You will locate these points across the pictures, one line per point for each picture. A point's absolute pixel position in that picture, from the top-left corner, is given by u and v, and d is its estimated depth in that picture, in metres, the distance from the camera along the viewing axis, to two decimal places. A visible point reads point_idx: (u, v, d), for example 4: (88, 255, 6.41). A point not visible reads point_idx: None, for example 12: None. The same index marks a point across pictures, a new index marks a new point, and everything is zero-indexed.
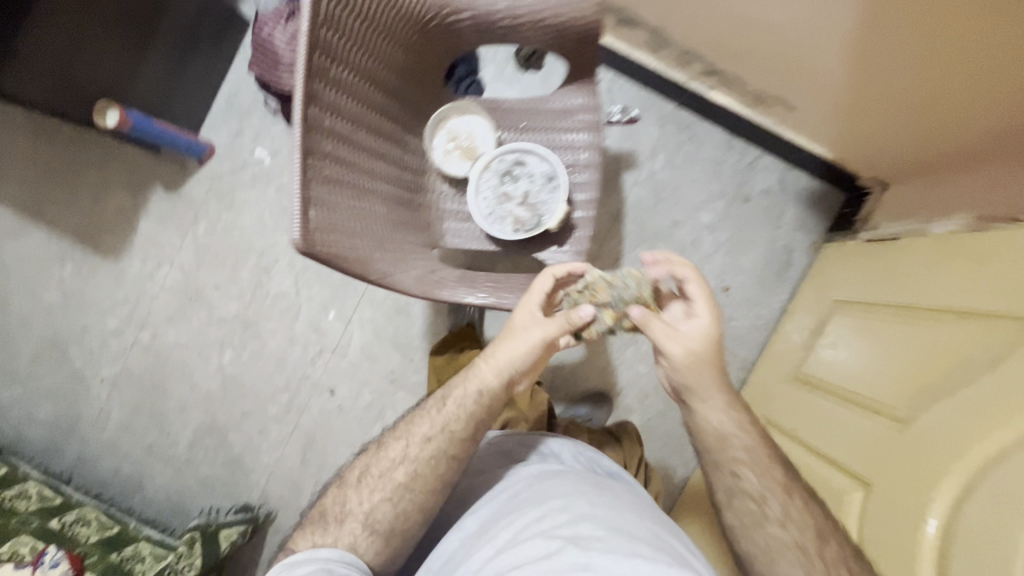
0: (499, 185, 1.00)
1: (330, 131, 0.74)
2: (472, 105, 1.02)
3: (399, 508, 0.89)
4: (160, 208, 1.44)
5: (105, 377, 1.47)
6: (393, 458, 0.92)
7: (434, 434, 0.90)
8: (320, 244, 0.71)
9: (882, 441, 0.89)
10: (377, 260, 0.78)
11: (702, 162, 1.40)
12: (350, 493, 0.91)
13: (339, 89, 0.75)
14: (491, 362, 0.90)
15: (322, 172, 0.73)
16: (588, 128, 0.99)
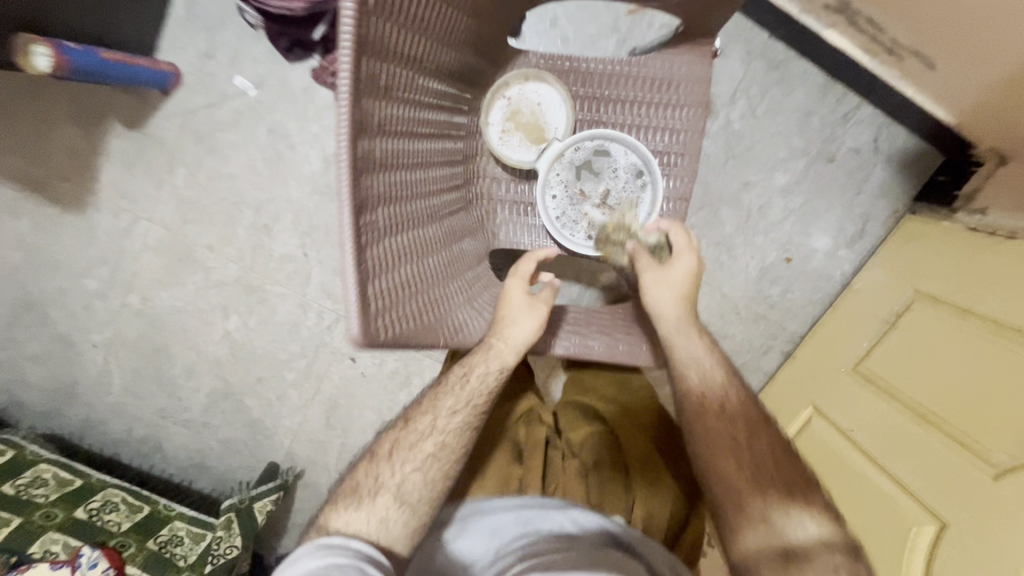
0: (572, 181, 0.81)
1: (379, 167, 0.57)
2: (541, 67, 0.78)
3: (437, 485, 0.71)
4: (124, 150, 1.19)
5: (96, 342, 1.32)
6: (420, 430, 0.72)
7: (463, 408, 0.71)
8: (383, 327, 0.56)
9: (958, 470, 0.87)
10: (443, 312, 0.66)
11: (788, 112, 1.20)
12: (381, 465, 0.72)
13: (386, 102, 0.57)
14: (507, 339, 0.71)
15: (374, 226, 0.57)
16: (690, 104, 0.78)
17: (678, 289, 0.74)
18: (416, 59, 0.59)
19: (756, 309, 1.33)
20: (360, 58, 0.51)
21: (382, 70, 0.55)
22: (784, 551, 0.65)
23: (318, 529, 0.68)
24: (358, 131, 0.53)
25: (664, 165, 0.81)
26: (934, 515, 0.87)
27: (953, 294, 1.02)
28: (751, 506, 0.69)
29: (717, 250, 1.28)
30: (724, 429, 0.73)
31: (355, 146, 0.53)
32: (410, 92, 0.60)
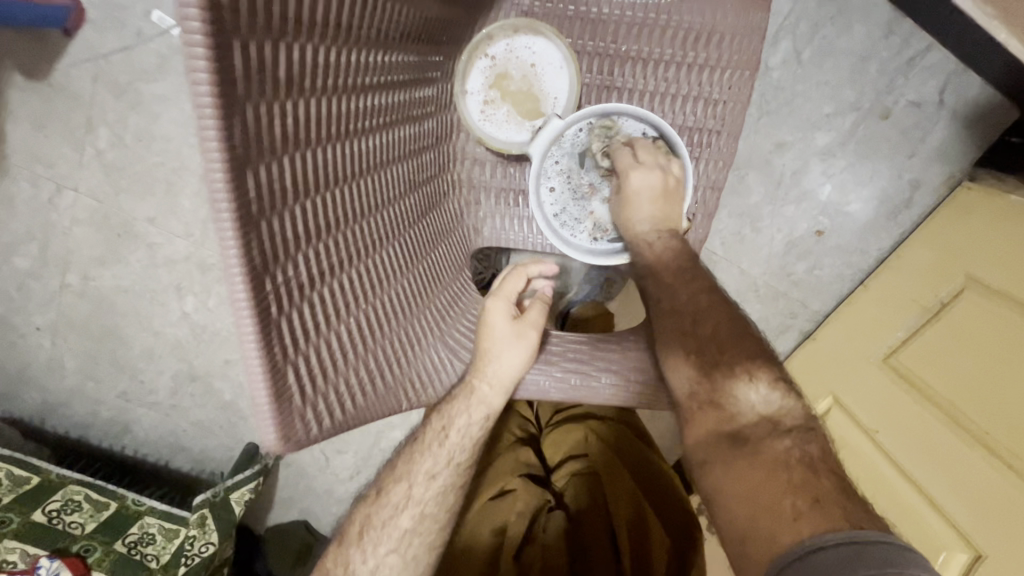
0: (571, 168, 0.63)
1: (293, 200, 0.39)
2: (535, 15, 0.60)
3: (420, 563, 0.58)
4: (28, 105, 1.03)
5: (40, 325, 1.18)
6: (393, 503, 0.58)
7: (443, 470, 0.57)
8: (312, 420, 0.43)
9: (991, 491, 0.76)
10: (400, 362, 0.51)
11: (841, 54, 1.04)
12: (350, 549, 0.58)
13: (291, 102, 0.37)
14: (487, 374, 0.55)
15: (296, 286, 0.41)
16: (738, 63, 0.58)
17: (649, 211, 0.60)
18: (333, 24, 0.38)
19: (778, 286, 1.18)
20: (226, 45, 0.30)
21: (276, 55, 0.34)
22: (733, 434, 0.50)
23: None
24: (247, 162, 0.34)
25: (693, 145, 0.63)
26: (965, 543, 0.77)
27: (1010, 282, 0.84)
28: (700, 390, 0.54)
29: (739, 222, 1.15)
30: (669, 317, 0.57)
31: (244, 187, 0.34)
32: (329, 76, 0.40)
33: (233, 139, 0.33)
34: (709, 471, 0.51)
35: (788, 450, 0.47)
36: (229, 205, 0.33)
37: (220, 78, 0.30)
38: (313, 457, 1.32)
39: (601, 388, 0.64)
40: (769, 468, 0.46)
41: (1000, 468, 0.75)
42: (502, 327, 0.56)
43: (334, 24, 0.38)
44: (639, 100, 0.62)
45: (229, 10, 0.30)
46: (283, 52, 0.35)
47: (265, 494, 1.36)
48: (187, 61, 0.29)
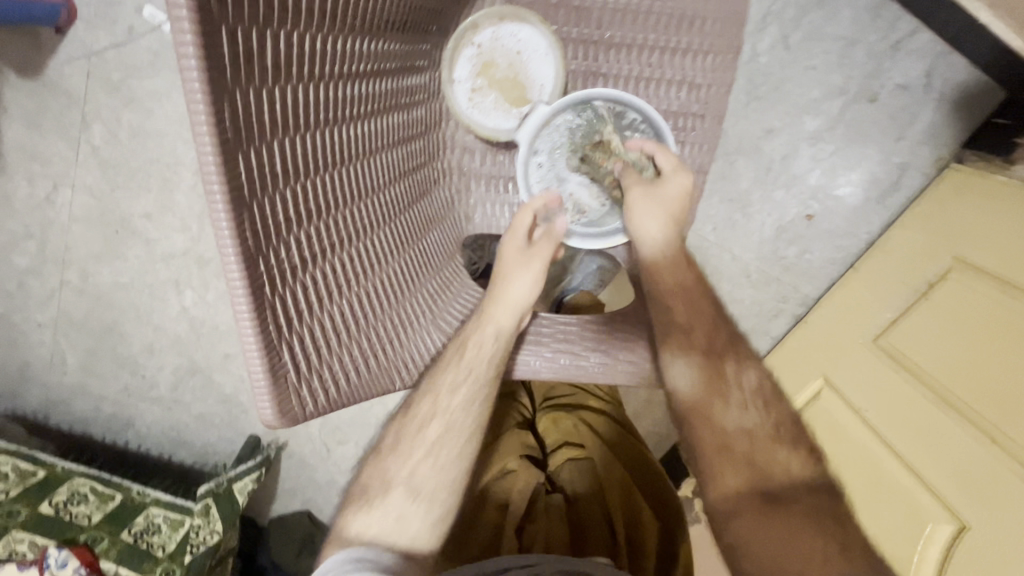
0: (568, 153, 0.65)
1: (285, 185, 0.40)
2: (519, 3, 0.61)
3: (452, 476, 0.56)
4: (24, 106, 1.04)
5: (41, 322, 1.19)
6: (420, 418, 0.57)
7: (466, 380, 0.56)
8: (309, 396, 0.45)
9: (978, 463, 0.77)
10: (395, 345, 0.53)
11: (827, 40, 1.06)
12: (385, 459, 0.57)
13: (280, 90, 0.38)
14: (497, 300, 0.57)
15: (290, 269, 0.42)
16: (718, 48, 0.59)
17: (670, 210, 0.59)
18: (318, 12, 0.39)
19: (769, 271, 1.19)
20: (213, 33, 0.32)
21: (263, 42, 0.36)
22: (766, 492, 0.53)
23: (334, 538, 0.54)
24: (237, 147, 0.35)
25: (678, 128, 0.64)
26: (949, 514, 0.79)
27: (998, 262, 0.85)
28: (734, 446, 0.56)
29: (729, 207, 1.16)
30: (702, 363, 0.60)
31: (236, 172, 0.36)
32: (317, 63, 0.41)
33: (224, 125, 0.34)
34: (737, 526, 0.52)
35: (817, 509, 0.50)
36: (222, 191, 0.35)
37: (209, 65, 0.32)
38: (314, 447, 1.33)
39: (590, 368, 0.66)
40: (799, 520, 0.50)
41: (984, 442, 0.76)
42: (511, 251, 0.58)
43: (320, 13, 0.39)
44: (624, 85, 0.63)
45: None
46: (270, 40, 0.36)
47: (267, 485, 1.37)
48: (177, 50, 0.31)
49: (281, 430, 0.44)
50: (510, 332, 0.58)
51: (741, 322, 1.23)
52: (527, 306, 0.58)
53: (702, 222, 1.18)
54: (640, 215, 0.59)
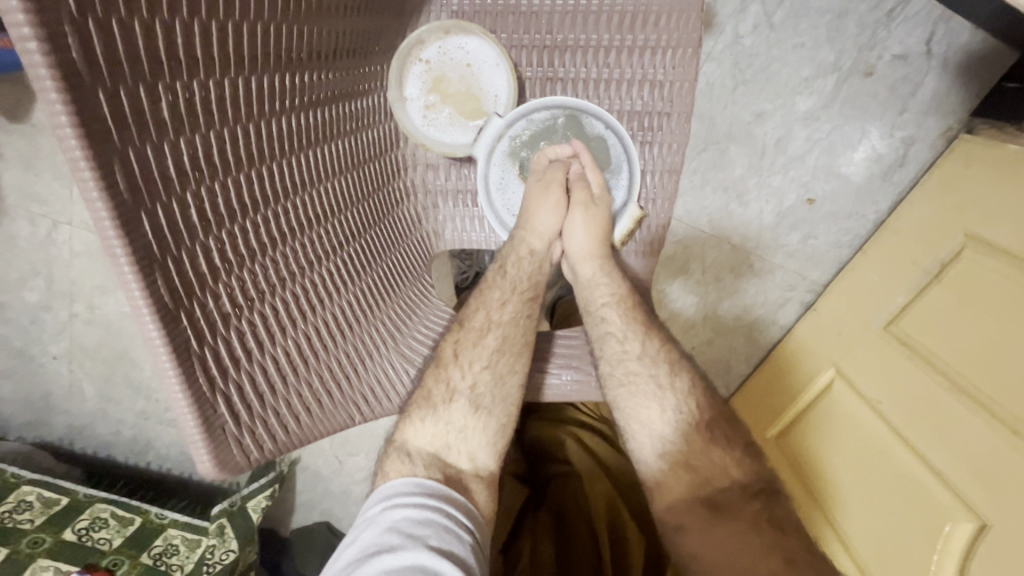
0: (505, 149, 0.63)
1: (206, 235, 0.39)
2: (468, 15, 0.61)
3: (509, 383, 0.57)
4: (19, 148, 1.07)
5: (56, 354, 1.21)
6: (478, 327, 0.58)
7: (512, 297, 0.60)
8: (251, 441, 0.45)
9: (994, 451, 0.68)
10: (342, 374, 0.51)
11: (814, 15, 1.01)
12: (448, 368, 0.56)
13: (187, 141, 0.37)
14: (530, 228, 0.62)
15: (220, 319, 0.41)
16: (676, 45, 0.59)
17: (595, 232, 0.62)
18: (219, 55, 0.37)
19: (772, 259, 1.14)
20: (89, 101, 0.30)
21: (157, 101, 0.34)
22: (714, 506, 0.56)
23: (396, 448, 0.54)
24: (139, 208, 0.34)
25: (644, 128, 0.64)
26: (965, 509, 0.70)
27: (1010, 236, 0.78)
28: (671, 450, 0.58)
29: (724, 197, 1.12)
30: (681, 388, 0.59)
31: (141, 233, 0.34)
32: (229, 106, 0.39)
33: (118, 190, 0.32)
34: (684, 535, 0.55)
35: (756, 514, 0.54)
36: (125, 251, 0.33)
37: (87, 134, 0.30)
38: (327, 460, 1.33)
39: (563, 386, 0.65)
40: (741, 532, 0.53)
41: (1000, 431, 0.68)
42: (539, 196, 0.62)
43: (229, 59, 0.38)
44: (584, 89, 0.63)
45: (84, 65, 0.29)
46: (164, 96, 0.34)
47: (285, 499, 1.36)
48: (52, 125, 0.29)
49: (224, 481, 0.44)
50: (543, 256, 0.62)
51: (752, 313, 1.17)
52: (554, 234, 0.62)
53: (697, 214, 1.14)
54: (572, 231, 0.62)
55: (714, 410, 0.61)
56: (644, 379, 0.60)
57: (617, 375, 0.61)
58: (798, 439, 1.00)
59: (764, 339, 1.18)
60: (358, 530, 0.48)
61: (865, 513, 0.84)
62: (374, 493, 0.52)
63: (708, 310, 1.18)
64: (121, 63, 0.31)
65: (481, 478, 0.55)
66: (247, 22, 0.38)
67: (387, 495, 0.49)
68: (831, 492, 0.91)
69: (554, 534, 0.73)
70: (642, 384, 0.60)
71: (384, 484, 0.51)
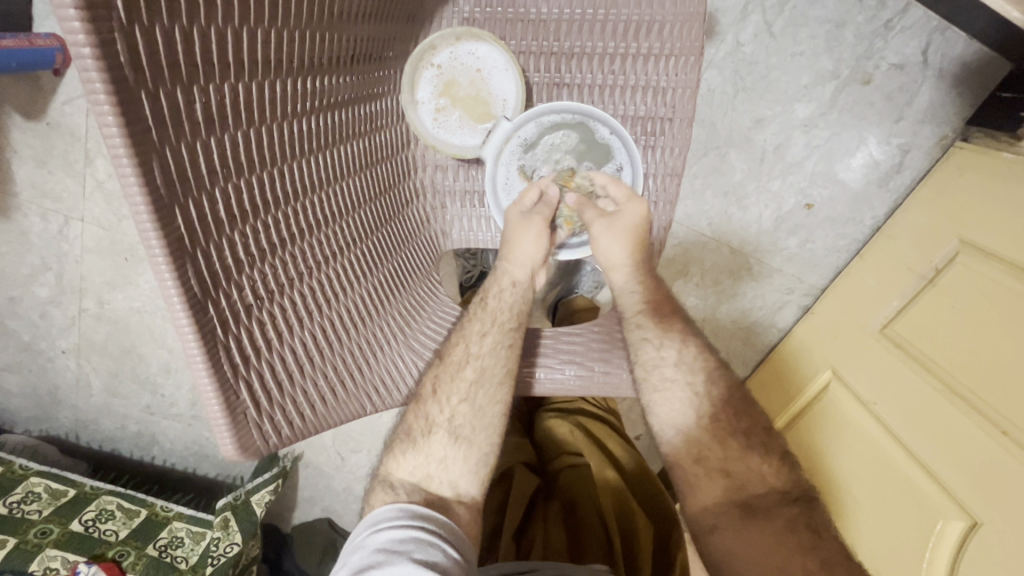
0: (519, 152, 0.66)
1: (231, 230, 0.41)
2: (477, 20, 0.64)
3: (490, 413, 0.58)
4: (31, 145, 1.09)
5: (64, 348, 1.22)
6: (456, 362, 0.59)
7: (492, 328, 0.60)
8: (270, 426, 0.47)
9: (985, 450, 0.70)
10: (353, 366, 0.53)
11: (814, 24, 1.04)
12: (427, 404, 0.58)
13: (216, 140, 0.39)
14: (512, 259, 0.63)
15: (242, 309, 0.43)
16: (680, 54, 0.61)
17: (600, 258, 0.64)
18: (248, 60, 0.39)
19: (771, 263, 1.16)
20: (133, 104, 0.32)
21: (191, 103, 0.36)
22: (742, 502, 0.59)
23: (381, 481, 0.56)
24: (173, 203, 0.36)
25: (647, 133, 0.66)
26: (959, 508, 0.71)
27: (1004, 244, 0.79)
28: (709, 455, 0.61)
29: (724, 201, 1.14)
30: (683, 394, 0.64)
31: (175, 226, 0.36)
32: (256, 108, 0.41)
33: (156, 186, 0.35)
34: (720, 536, 0.58)
35: (795, 517, 0.57)
36: (159, 241, 0.35)
37: (132, 134, 0.32)
38: (329, 457, 1.32)
39: (566, 380, 0.66)
40: (776, 534, 0.56)
41: (991, 431, 0.70)
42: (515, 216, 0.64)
43: (260, 65, 0.41)
44: (588, 95, 0.66)
45: (131, 71, 0.32)
46: (199, 99, 0.36)
47: (287, 495, 1.35)
48: (100, 128, 0.31)
49: (244, 464, 0.46)
50: (524, 286, 0.63)
51: (751, 314, 1.19)
52: (538, 261, 0.64)
53: (697, 217, 1.16)
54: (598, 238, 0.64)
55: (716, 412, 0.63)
56: (676, 386, 0.64)
57: (653, 380, 0.64)
58: (796, 441, 1.02)
59: (761, 341, 1.20)
60: (346, 554, 0.51)
61: (862, 512, 0.86)
62: (360, 523, 0.54)
63: (708, 313, 1.20)
64: (158, 69, 0.33)
65: (463, 501, 0.57)
66: (274, 28, 0.41)
67: (373, 521, 0.52)
68: (829, 492, 0.93)
69: (570, 519, 0.74)
70: (676, 392, 0.64)
71: (370, 513, 0.53)
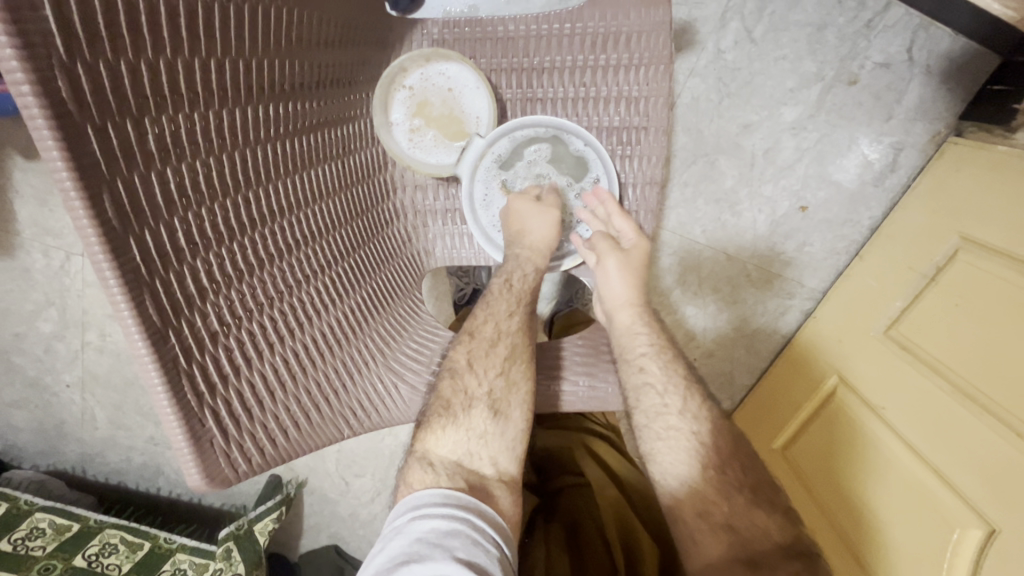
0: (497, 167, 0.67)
1: (193, 257, 0.41)
2: (446, 40, 0.65)
3: (523, 392, 0.58)
4: (32, 184, 1.12)
5: (69, 382, 1.24)
6: (488, 338, 0.59)
7: (520, 307, 0.61)
8: (239, 453, 0.46)
9: (999, 455, 0.67)
10: (327, 388, 0.53)
11: (795, 28, 1.04)
12: (465, 378, 0.57)
13: (172, 170, 0.39)
14: (533, 241, 0.63)
15: (207, 335, 0.43)
16: (650, 63, 0.61)
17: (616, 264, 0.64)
18: (202, 90, 0.40)
19: (769, 268, 1.14)
20: (78, 136, 0.32)
21: (141, 134, 0.36)
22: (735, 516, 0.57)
23: (419, 457, 0.54)
24: (127, 233, 0.36)
25: (622, 143, 0.66)
26: (975, 515, 0.68)
27: (1007, 238, 0.77)
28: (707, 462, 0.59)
29: (717, 208, 1.13)
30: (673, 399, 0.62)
31: (129, 257, 0.37)
32: (213, 137, 0.42)
33: (107, 217, 0.35)
34: None
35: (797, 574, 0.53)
36: (112, 273, 0.36)
37: (77, 166, 0.33)
38: (333, 482, 1.31)
39: (554, 395, 0.66)
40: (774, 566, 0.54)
41: (1004, 433, 0.67)
42: (522, 202, 0.65)
43: (215, 95, 0.41)
44: (561, 107, 0.66)
45: (74, 104, 0.32)
46: (150, 130, 0.37)
47: (293, 522, 1.34)
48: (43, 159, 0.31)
49: (214, 493, 0.45)
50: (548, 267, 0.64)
51: (752, 320, 1.17)
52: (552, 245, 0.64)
53: (690, 226, 1.15)
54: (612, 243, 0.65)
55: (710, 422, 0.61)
56: (681, 437, 0.59)
57: (642, 407, 0.61)
58: (806, 450, 0.98)
59: (766, 344, 1.17)
60: (384, 539, 0.48)
61: (877, 523, 0.82)
62: (400, 504, 0.51)
63: (707, 323, 1.18)
64: (103, 105, 0.34)
65: (504, 483, 0.55)
66: (227, 58, 0.41)
67: (415, 506, 0.49)
68: (840, 503, 0.89)
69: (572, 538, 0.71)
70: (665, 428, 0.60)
71: (411, 495, 0.51)
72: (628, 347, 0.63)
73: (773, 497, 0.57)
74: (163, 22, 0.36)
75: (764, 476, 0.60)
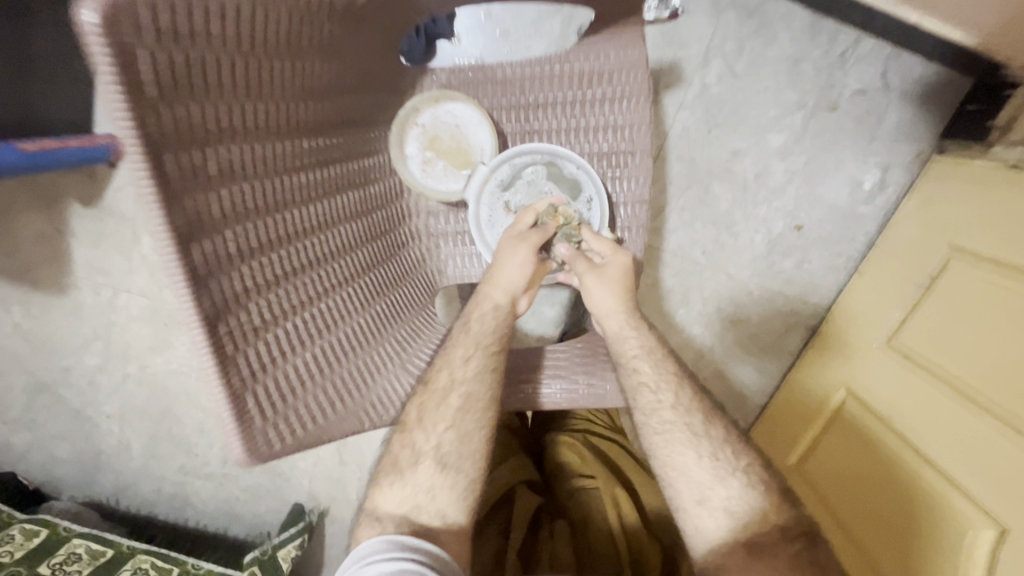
0: (500, 190, 0.74)
1: (241, 263, 0.49)
2: (451, 84, 0.73)
3: (476, 439, 0.62)
4: (87, 229, 1.24)
5: (109, 413, 1.32)
6: (441, 389, 0.63)
7: (476, 352, 0.65)
8: (274, 439, 0.53)
9: (1001, 450, 0.68)
10: (350, 385, 0.59)
11: (775, 62, 1.12)
12: (413, 430, 0.62)
13: (227, 191, 0.48)
14: (496, 282, 0.68)
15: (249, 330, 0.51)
16: (631, 95, 0.70)
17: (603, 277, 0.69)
18: (251, 127, 0.49)
19: (770, 285, 1.18)
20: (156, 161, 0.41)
21: (202, 160, 0.45)
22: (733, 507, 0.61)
23: (368, 513, 0.59)
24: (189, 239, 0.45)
25: (612, 166, 0.74)
26: (981, 512, 0.69)
27: (993, 245, 0.81)
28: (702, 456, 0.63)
29: (715, 229, 1.19)
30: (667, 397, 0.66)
31: (189, 258, 0.45)
32: (261, 166, 0.51)
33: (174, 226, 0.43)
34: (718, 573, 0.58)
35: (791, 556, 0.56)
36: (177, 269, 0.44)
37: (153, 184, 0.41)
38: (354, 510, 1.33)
39: (553, 396, 0.71)
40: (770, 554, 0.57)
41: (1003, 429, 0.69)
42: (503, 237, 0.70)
43: (263, 131, 0.50)
44: (555, 137, 0.74)
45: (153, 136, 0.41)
46: (210, 158, 0.46)
47: (312, 554, 1.34)
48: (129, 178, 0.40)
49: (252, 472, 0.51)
50: (507, 309, 0.68)
51: (758, 336, 1.20)
52: (519, 288, 0.68)
53: (690, 247, 1.20)
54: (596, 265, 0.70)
55: (704, 418, 0.65)
56: (676, 429, 0.64)
57: (639, 405, 0.66)
58: (819, 463, 0.99)
59: (773, 360, 1.20)
60: None
61: (891, 530, 0.82)
62: (349, 557, 0.55)
63: (713, 342, 1.21)
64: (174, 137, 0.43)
65: None
66: (272, 102, 0.51)
67: (361, 555, 0.53)
68: (853, 513, 0.89)
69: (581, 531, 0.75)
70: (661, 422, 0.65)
71: (358, 547, 0.55)
72: (624, 350, 0.68)
73: (764, 484, 0.61)
74: (221, 74, 0.45)
75: (758, 469, 0.63)
